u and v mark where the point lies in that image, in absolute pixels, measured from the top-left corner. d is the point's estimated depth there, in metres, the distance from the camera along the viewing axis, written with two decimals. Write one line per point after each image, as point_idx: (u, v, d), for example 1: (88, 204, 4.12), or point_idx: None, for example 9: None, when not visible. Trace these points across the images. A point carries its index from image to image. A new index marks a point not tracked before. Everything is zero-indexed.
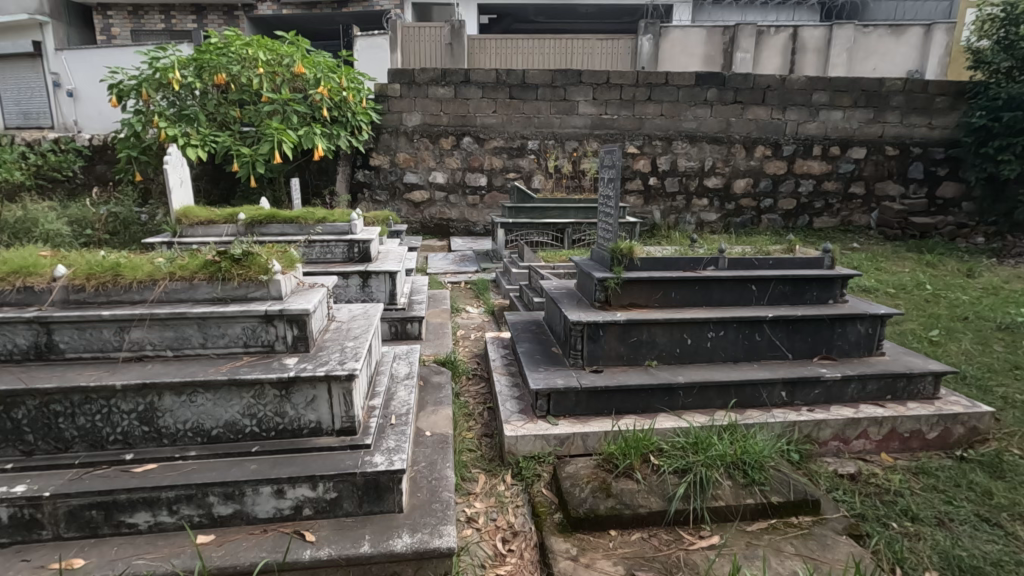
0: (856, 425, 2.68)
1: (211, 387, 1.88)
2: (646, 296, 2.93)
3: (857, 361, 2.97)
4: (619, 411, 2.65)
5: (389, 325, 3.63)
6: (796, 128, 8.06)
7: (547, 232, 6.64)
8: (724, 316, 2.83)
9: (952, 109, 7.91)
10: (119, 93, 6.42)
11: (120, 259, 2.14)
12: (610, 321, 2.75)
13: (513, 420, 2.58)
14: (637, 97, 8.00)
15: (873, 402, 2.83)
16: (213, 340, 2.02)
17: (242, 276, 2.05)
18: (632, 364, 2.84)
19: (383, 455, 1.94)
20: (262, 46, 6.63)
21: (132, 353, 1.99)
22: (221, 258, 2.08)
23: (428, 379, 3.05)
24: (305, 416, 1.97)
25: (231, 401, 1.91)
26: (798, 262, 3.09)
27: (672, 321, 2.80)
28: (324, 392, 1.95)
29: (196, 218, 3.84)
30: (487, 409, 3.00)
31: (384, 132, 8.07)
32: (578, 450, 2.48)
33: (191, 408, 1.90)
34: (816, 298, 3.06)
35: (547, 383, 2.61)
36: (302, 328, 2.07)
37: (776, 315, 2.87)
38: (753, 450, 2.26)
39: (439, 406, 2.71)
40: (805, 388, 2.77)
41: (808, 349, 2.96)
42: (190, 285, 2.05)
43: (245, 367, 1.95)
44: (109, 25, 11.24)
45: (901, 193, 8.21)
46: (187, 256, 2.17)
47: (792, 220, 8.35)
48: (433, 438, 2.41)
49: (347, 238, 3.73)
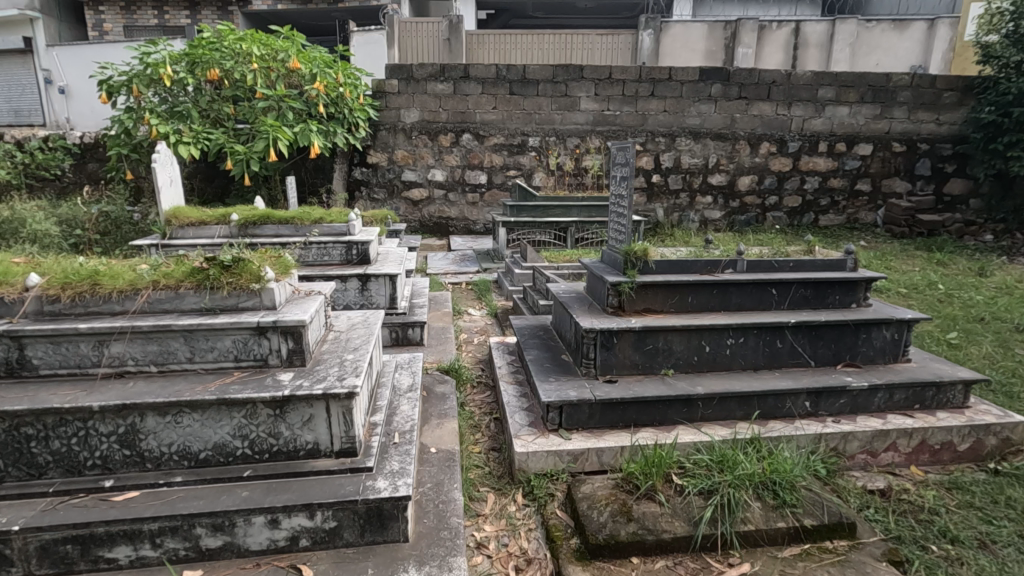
0: (885, 438, 2.53)
1: (198, 406, 1.73)
2: (661, 301, 2.78)
3: (882, 368, 2.82)
4: (636, 423, 2.51)
5: (390, 330, 3.47)
6: (801, 125, 7.91)
7: (549, 231, 6.49)
8: (744, 322, 2.67)
9: (960, 104, 7.75)
10: (109, 89, 6.24)
11: (100, 265, 1.97)
12: (624, 328, 2.59)
13: (523, 434, 2.43)
14: (640, 92, 7.83)
15: (900, 412, 2.68)
16: (202, 354, 1.87)
17: (233, 284, 1.90)
18: (647, 373, 2.69)
19: (386, 479, 1.79)
20: (256, 41, 6.46)
21: (113, 369, 1.83)
22: (210, 265, 1.92)
23: (431, 390, 2.89)
24: (301, 437, 1.81)
25: (220, 421, 1.75)
26: (820, 264, 2.95)
27: (689, 328, 2.64)
28: (321, 411, 1.79)
29: (186, 218, 3.63)
30: (494, 420, 2.85)
31: (381, 129, 7.90)
32: (593, 466, 2.34)
33: (177, 430, 1.74)
34: (838, 302, 2.92)
35: (559, 394, 2.45)
36: (298, 341, 1.91)
37: (799, 321, 2.72)
38: (783, 468, 2.12)
39: (443, 419, 2.56)
40: (830, 398, 2.62)
41: (831, 356, 2.81)
42: (175, 294, 1.88)
43: (236, 385, 1.80)
44: (101, 20, 11.07)
45: (907, 189, 8.07)
46: (173, 262, 2.01)
47: (797, 218, 8.21)
48: (438, 456, 2.26)
49: (345, 240, 3.56)
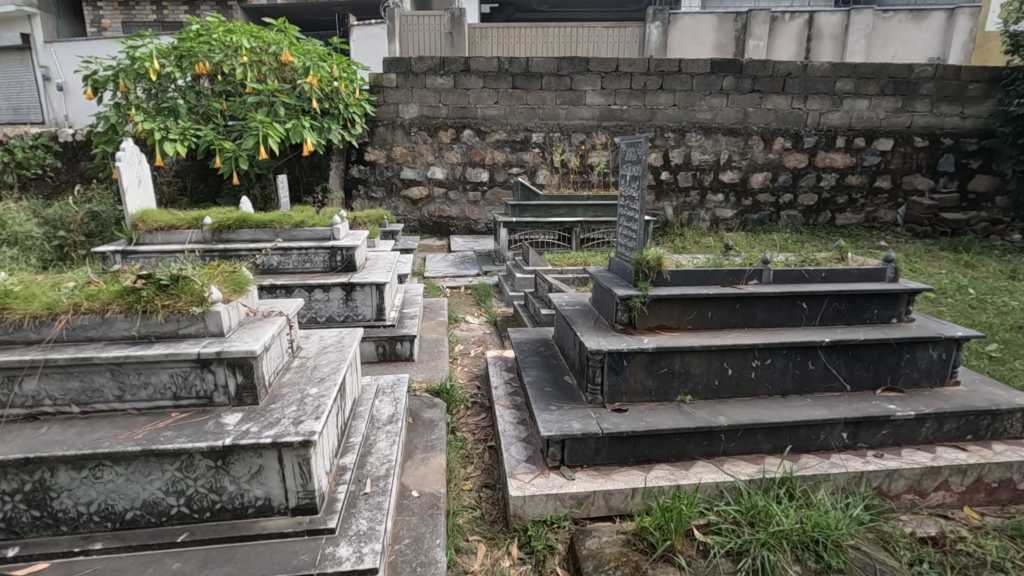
0: (935, 475, 2.20)
1: (123, 458, 1.43)
2: (677, 317, 2.46)
3: (928, 393, 2.49)
4: (649, 459, 2.19)
5: (377, 345, 3.17)
6: (818, 119, 7.52)
7: (553, 231, 6.17)
8: (771, 342, 2.35)
9: (987, 96, 7.36)
10: (94, 85, 5.99)
11: (16, 284, 1.67)
12: (636, 349, 2.27)
13: (519, 472, 2.12)
14: (649, 86, 7.47)
15: (951, 444, 2.35)
16: (133, 391, 1.57)
17: (169, 308, 1.59)
18: (661, 400, 2.37)
19: (350, 545, 1.48)
20: (247, 33, 6.18)
21: (26, 412, 1.54)
22: (143, 283, 1.60)
23: (418, 416, 2.59)
24: (249, 492, 1.51)
25: (149, 475, 1.46)
26: (856, 274, 2.61)
27: (708, 348, 2.32)
28: (273, 462, 1.49)
29: (155, 222, 3.33)
30: (489, 448, 2.55)
31: (379, 125, 7.58)
32: (600, 513, 2.03)
33: (97, 487, 1.44)
34: (876, 317, 2.59)
35: (560, 427, 2.14)
36: (248, 375, 1.61)
37: (834, 340, 2.38)
38: (826, 524, 1.80)
39: (429, 453, 2.26)
40: (871, 429, 2.30)
41: (869, 379, 2.48)
42: (101, 319, 1.58)
43: (170, 431, 1.50)
44: (99, 16, 10.76)
45: (930, 186, 7.68)
46: (103, 279, 1.70)
47: (813, 217, 7.83)
48: (421, 501, 1.95)
49: (328, 245, 3.25)
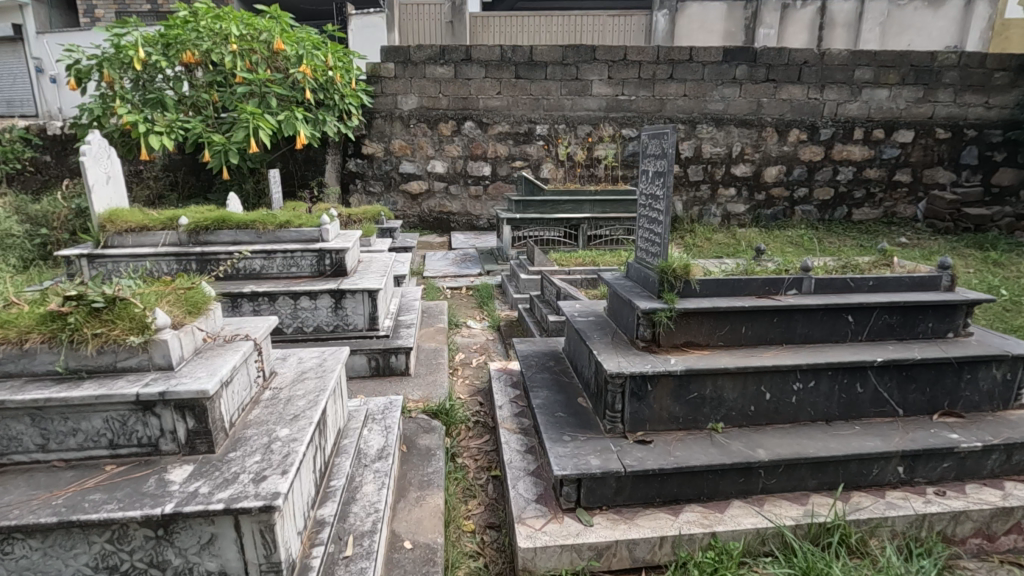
0: (1007, 517, 1.91)
1: (36, 530, 1.14)
2: (707, 333, 2.17)
3: (991, 418, 2.19)
4: (678, 499, 1.90)
5: (369, 358, 2.87)
6: (835, 110, 7.17)
7: (558, 228, 5.84)
8: (816, 362, 2.05)
9: (1012, 86, 7.03)
10: (77, 75, 5.65)
11: None
12: (662, 372, 1.98)
13: (529, 515, 1.83)
14: (658, 75, 7.13)
15: (1020, 477, 2.06)
16: (59, 440, 1.29)
17: (103, 337, 1.30)
18: (689, 429, 2.08)
19: None
20: (236, 19, 5.83)
21: None
22: (71, 307, 1.30)
23: (413, 444, 2.29)
24: (201, 564, 1.23)
25: (72, 549, 1.18)
26: (908, 282, 2.31)
27: (744, 369, 2.02)
28: (228, 530, 1.20)
29: (125, 222, 3.00)
30: (492, 479, 2.26)
31: (377, 117, 7.25)
32: (623, 566, 1.75)
33: (7, 564, 1.17)
34: (930, 331, 2.29)
35: (577, 463, 1.85)
36: (200, 419, 1.31)
37: (887, 359, 2.09)
38: None
39: (425, 492, 1.97)
40: (930, 462, 2.00)
41: (924, 403, 2.19)
42: (20, 352, 1.30)
43: (98, 493, 1.21)
44: (93, 7, 10.37)
45: (951, 180, 7.35)
46: (30, 299, 1.41)
47: (828, 212, 7.49)
48: (413, 555, 1.66)
49: (316, 248, 2.95)
